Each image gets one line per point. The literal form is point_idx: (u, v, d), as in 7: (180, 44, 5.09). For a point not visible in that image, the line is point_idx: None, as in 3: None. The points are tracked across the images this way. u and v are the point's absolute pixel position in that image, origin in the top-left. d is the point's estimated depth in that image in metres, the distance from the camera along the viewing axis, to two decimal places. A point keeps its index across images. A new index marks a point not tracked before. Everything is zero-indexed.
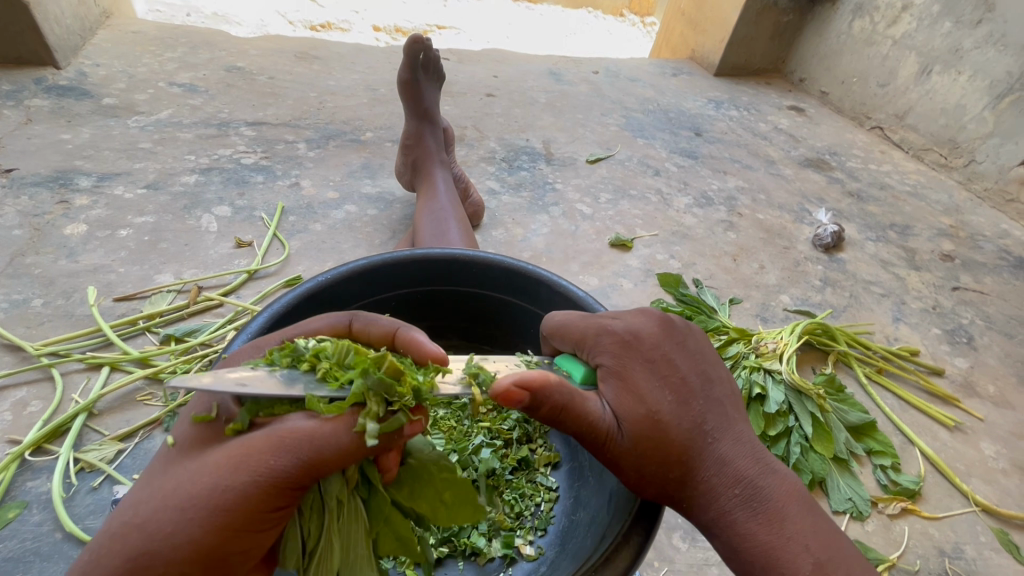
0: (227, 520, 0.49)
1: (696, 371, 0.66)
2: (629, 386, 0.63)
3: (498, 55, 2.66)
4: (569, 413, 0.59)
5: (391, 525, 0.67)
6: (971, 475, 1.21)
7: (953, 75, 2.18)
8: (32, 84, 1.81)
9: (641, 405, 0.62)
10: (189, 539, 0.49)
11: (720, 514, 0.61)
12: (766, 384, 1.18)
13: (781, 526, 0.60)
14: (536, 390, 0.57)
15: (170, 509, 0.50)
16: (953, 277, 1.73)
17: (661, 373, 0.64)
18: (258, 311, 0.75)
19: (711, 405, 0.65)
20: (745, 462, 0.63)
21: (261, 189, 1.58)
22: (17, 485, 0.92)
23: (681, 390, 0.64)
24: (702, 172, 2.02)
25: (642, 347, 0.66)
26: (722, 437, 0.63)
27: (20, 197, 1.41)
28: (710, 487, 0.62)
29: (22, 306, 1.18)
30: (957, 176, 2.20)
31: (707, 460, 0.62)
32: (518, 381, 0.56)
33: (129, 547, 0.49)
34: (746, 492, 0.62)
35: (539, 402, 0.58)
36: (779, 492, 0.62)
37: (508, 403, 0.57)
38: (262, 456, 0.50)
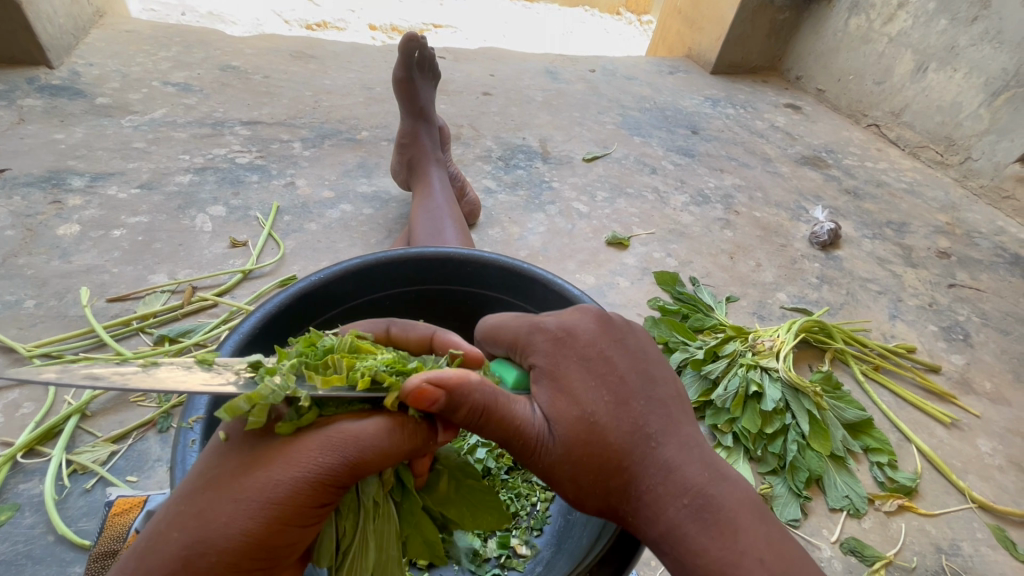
0: (284, 514, 0.49)
1: (635, 371, 0.65)
2: (563, 387, 0.63)
3: (495, 53, 2.65)
4: (490, 415, 0.56)
5: (420, 529, 0.69)
6: (968, 472, 1.21)
7: (949, 73, 2.18)
8: (24, 83, 1.80)
9: (574, 406, 0.61)
10: (242, 535, 0.47)
11: (667, 527, 0.58)
12: (763, 382, 1.18)
13: (734, 538, 0.56)
14: (452, 389, 0.53)
15: (217, 503, 0.48)
16: (950, 274, 1.73)
17: (596, 374, 0.64)
18: (251, 311, 0.75)
19: (653, 407, 0.64)
20: (692, 468, 0.61)
21: (257, 188, 1.57)
22: (9, 488, 0.92)
23: (619, 391, 0.63)
24: (699, 170, 2.02)
25: (578, 346, 0.65)
26: (666, 441, 0.62)
27: (12, 198, 1.40)
28: (655, 496, 0.59)
29: (14, 308, 1.17)
30: (953, 173, 2.20)
31: (648, 464, 0.60)
32: (431, 378, 0.53)
33: (177, 542, 0.47)
34: (696, 501, 0.58)
35: (457, 403, 0.54)
36: (732, 501, 0.59)
37: (420, 405, 0.53)
38: (316, 452, 0.50)
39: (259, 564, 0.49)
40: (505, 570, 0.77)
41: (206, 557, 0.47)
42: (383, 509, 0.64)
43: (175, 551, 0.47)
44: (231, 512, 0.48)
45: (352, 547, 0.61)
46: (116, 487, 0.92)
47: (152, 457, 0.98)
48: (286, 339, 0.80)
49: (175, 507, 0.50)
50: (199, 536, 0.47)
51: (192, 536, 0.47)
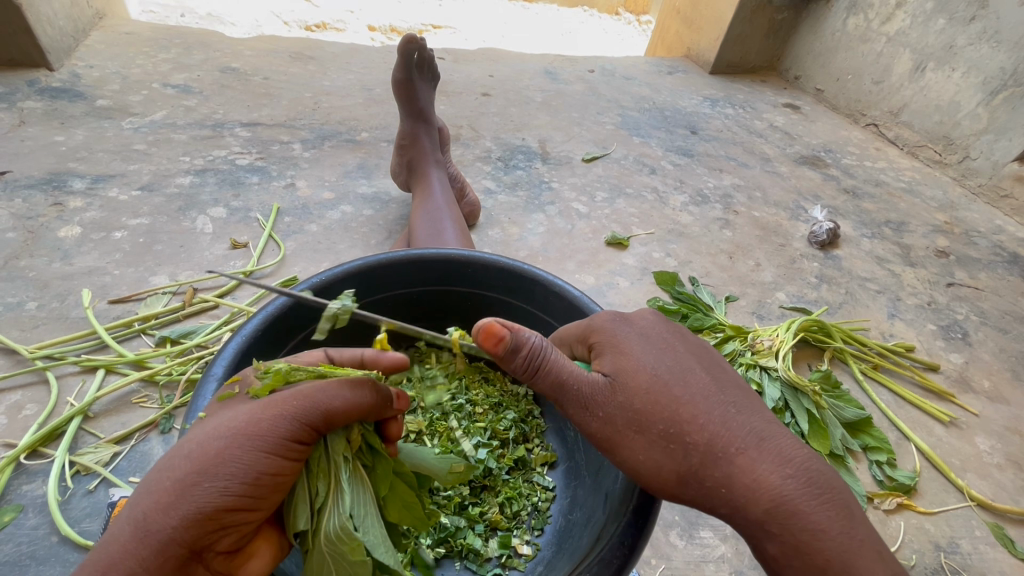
0: (272, 448, 0.53)
1: (698, 350, 0.68)
2: (627, 354, 0.65)
3: (494, 54, 2.66)
4: (549, 364, 0.62)
5: (399, 490, 0.68)
6: (966, 470, 1.21)
7: (947, 72, 2.19)
8: (24, 85, 1.80)
9: (642, 373, 0.63)
10: (234, 463, 0.51)
11: (770, 499, 0.55)
12: (762, 380, 1.20)
13: (841, 514, 0.55)
14: (513, 333, 0.61)
15: (206, 442, 0.52)
16: (948, 273, 1.73)
17: (659, 349, 0.66)
18: (253, 313, 0.75)
19: (723, 381, 0.64)
20: (784, 441, 0.59)
21: (257, 189, 1.57)
22: (13, 489, 0.92)
23: (683, 360, 0.65)
24: (698, 170, 2.02)
25: (638, 326, 0.69)
26: (749, 414, 0.61)
27: (13, 200, 1.40)
28: (747, 462, 0.57)
29: (16, 310, 1.18)
30: (951, 173, 2.21)
31: (733, 429, 0.59)
32: (497, 321, 0.61)
33: (169, 479, 0.50)
34: (797, 472, 0.56)
35: (516, 345, 0.61)
36: (831, 480, 0.57)
37: (487, 342, 0.60)
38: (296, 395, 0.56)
39: (251, 498, 0.52)
40: (506, 569, 0.78)
41: (200, 484, 0.49)
42: (354, 473, 0.64)
43: (170, 486, 0.49)
44: (221, 446, 0.51)
45: (327, 505, 0.61)
46: (119, 488, 0.92)
47: (154, 457, 0.98)
48: (290, 341, 0.80)
49: (166, 458, 0.52)
50: (189, 470, 0.50)
51: (184, 472, 0.50)
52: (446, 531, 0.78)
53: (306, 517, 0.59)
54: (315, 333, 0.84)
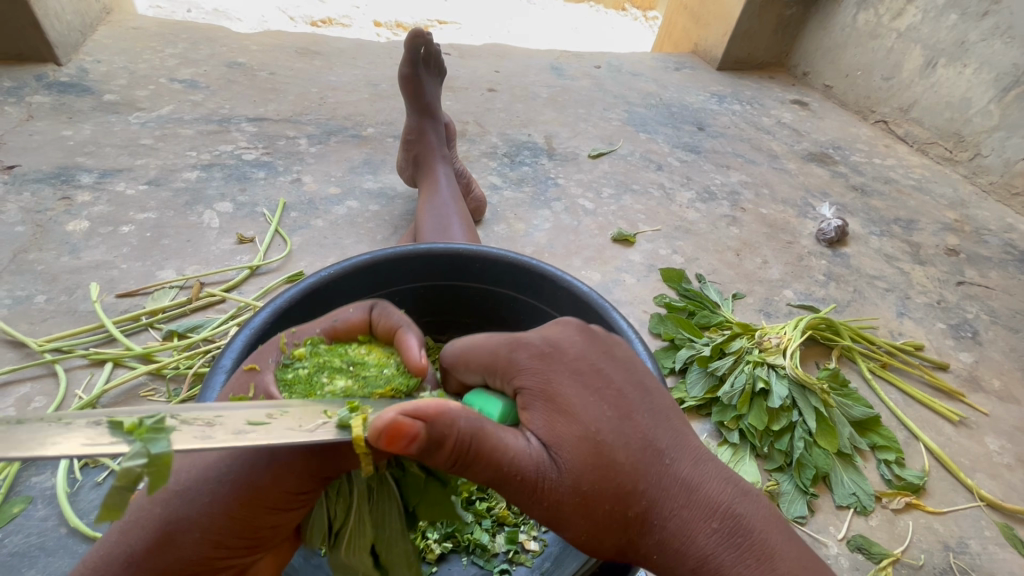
0: (262, 506, 0.56)
1: (632, 381, 0.60)
2: (559, 406, 0.55)
3: (500, 50, 2.64)
4: (480, 445, 0.50)
5: (427, 499, 0.66)
6: (976, 470, 1.20)
7: (958, 68, 2.16)
8: (33, 80, 1.81)
9: (576, 427, 0.54)
10: (221, 518, 0.55)
11: (697, 557, 0.56)
12: (770, 378, 1.18)
13: (766, 560, 0.55)
14: (431, 419, 0.48)
15: (195, 491, 0.55)
16: (958, 272, 1.71)
17: (591, 388, 0.57)
18: (261, 306, 0.75)
19: (661, 424, 0.58)
20: (712, 485, 0.58)
21: (263, 184, 1.58)
22: (22, 481, 0.93)
23: (621, 406, 0.57)
24: (705, 167, 2.01)
25: (565, 359, 0.58)
26: (682, 459, 0.57)
27: (23, 194, 1.41)
28: (682, 524, 0.56)
29: (25, 303, 1.18)
30: (962, 170, 2.18)
31: (671, 490, 0.56)
32: (404, 412, 0.47)
33: (168, 514, 0.56)
34: (725, 524, 0.56)
35: (437, 439, 0.48)
36: (758, 517, 0.58)
37: (394, 445, 0.47)
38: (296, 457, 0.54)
39: (245, 540, 0.58)
40: (513, 564, 0.77)
41: (194, 532, 0.55)
42: (378, 492, 0.66)
43: (167, 520, 0.56)
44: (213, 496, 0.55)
45: (343, 526, 0.66)
46: None
47: None
48: None
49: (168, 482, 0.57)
50: (187, 514, 0.55)
51: (183, 512, 0.56)
52: (454, 526, 0.79)
53: (321, 538, 0.67)
54: None
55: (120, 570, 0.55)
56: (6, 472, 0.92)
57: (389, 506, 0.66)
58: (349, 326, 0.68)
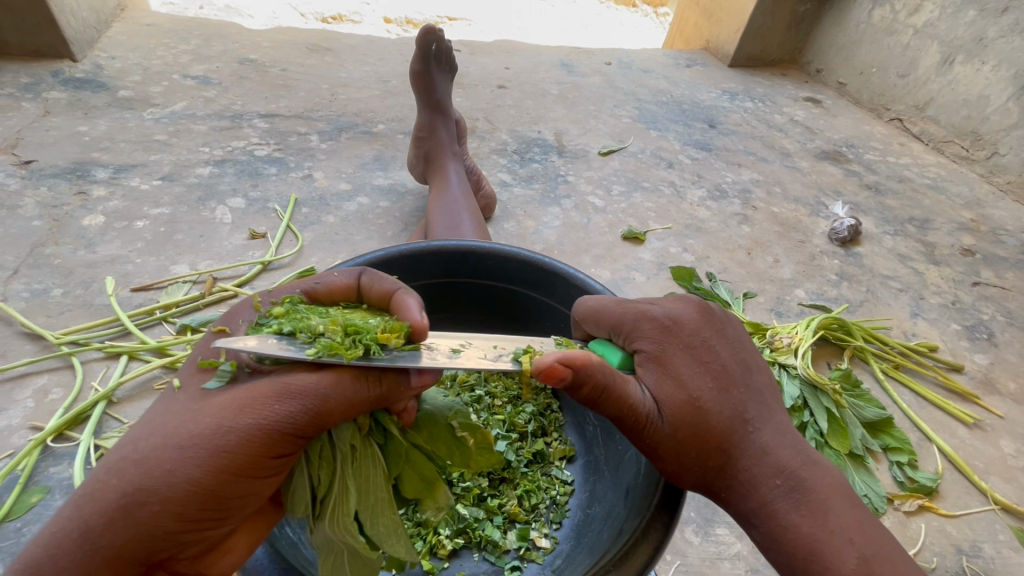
0: (228, 465, 0.49)
1: (735, 360, 0.68)
2: (670, 371, 0.65)
3: (511, 46, 2.64)
4: (609, 393, 0.61)
5: (414, 465, 0.70)
6: (990, 473, 1.19)
7: (976, 65, 2.12)
8: (49, 76, 1.83)
9: (681, 390, 0.64)
10: (189, 485, 0.48)
11: (757, 503, 0.63)
12: (780, 378, 1.19)
13: (823, 516, 0.62)
14: (579, 368, 0.59)
15: (160, 450, 0.49)
16: (974, 272, 1.69)
17: (700, 360, 0.66)
18: None
19: (751, 395, 0.67)
20: (785, 452, 0.65)
21: (275, 180, 1.59)
22: (39, 471, 0.94)
23: (722, 378, 0.66)
24: (716, 165, 1.99)
25: (681, 333, 0.68)
26: (763, 427, 0.65)
27: (39, 188, 1.43)
28: (751, 476, 0.64)
29: (42, 296, 1.20)
30: (979, 169, 2.15)
31: (747, 448, 0.64)
32: (561, 358, 0.58)
33: (117, 489, 0.48)
34: (789, 482, 0.63)
35: (580, 380, 0.59)
36: (821, 484, 0.64)
37: (549, 379, 0.58)
38: (266, 401, 0.51)
39: (211, 514, 0.50)
40: (525, 561, 0.78)
41: (148, 503, 0.47)
42: (362, 453, 0.65)
43: (115, 500, 0.48)
44: (174, 458, 0.48)
45: (329, 492, 0.62)
46: None
47: None
48: None
49: (116, 454, 0.50)
50: (146, 478, 0.48)
51: (136, 484, 0.48)
52: (464, 522, 0.79)
53: (303, 506, 0.60)
54: None
55: (70, 548, 0.47)
56: (24, 462, 0.93)
57: (375, 469, 0.66)
58: (336, 291, 0.65)
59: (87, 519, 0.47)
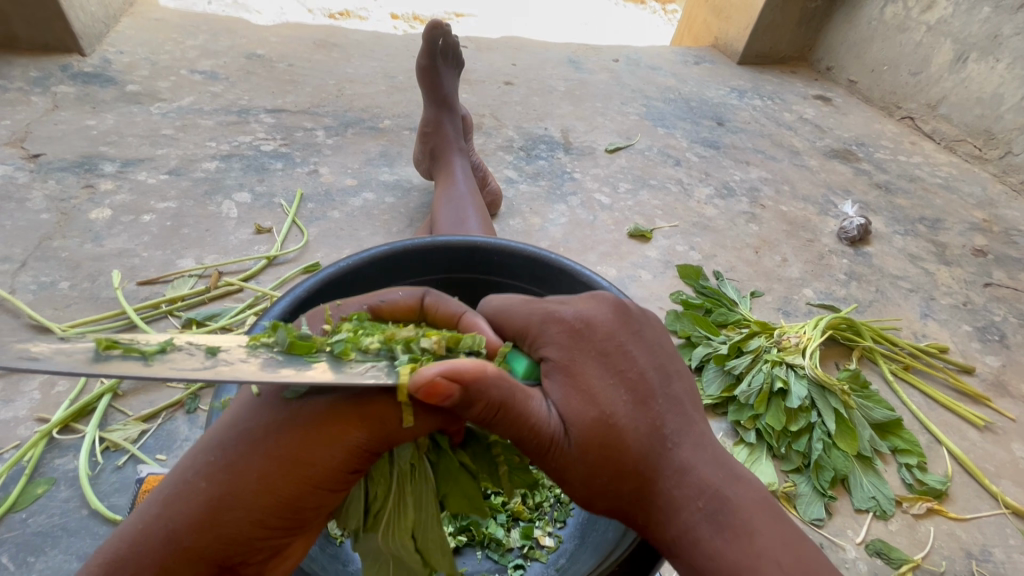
0: (310, 479, 0.54)
1: (654, 366, 0.63)
2: (579, 384, 0.60)
3: (518, 43, 2.62)
4: (507, 410, 0.54)
5: (460, 484, 0.69)
6: (1001, 476, 1.17)
7: (990, 63, 2.09)
8: (58, 70, 1.84)
9: (591, 406, 0.59)
10: (269, 497, 0.53)
11: (676, 532, 0.59)
12: (788, 378, 1.16)
13: (749, 541, 0.57)
14: (468, 383, 0.52)
15: (243, 462, 0.54)
16: (986, 273, 1.67)
17: (613, 369, 0.61)
18: (280, 296, 0.76)
19: (669, 408, 0.62)
20: (707, 468, 0.61)
21: (281, 175, 1.59)
22: (45, 463, 0.95)
23: (638, 389, 0.60)
24: (724, 163, 1.98)
25: (594, 338, 0.62)
26: (682, 442, 0.61)
27: (48, 182, 1.44)
28: (670, 499, 0.59)
29: (50, 289, 1.21)
30: (991, 168, 2.12)
31: (665, 468, 0.60)
32: (444, 372, 0.51)
33: (207, 494, 0.54)
34: (711, 505, 0.59)
35: (471, 398, 0.53)
36: (748, 502, 0.60)
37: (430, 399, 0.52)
38: (342, 426, 0.54)
39: (285, 523, 0.55)
40: (529, 559, 0.77)
41: (235, 508, 0.53)
42: (417, 470, 0.66)
43: (204, 505, 0.53)
44: (257, 467, 0.53)
45: (382, 508, 0.65)
46: (147, 465, 0.94)
47: (179, 436, 1.00)
48: None
49: (208, 457, 0.56)
50: (231, 489, 0.53)
51: (224, 489, 0.54)
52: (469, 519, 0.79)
53: (357, 518, 0.65)
54: None
55: (162, 544, 0.53)
56: (30, 453, 0.94)
57: (427, 487, 0.67)
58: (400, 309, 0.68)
59: (180, 516, 0.54)
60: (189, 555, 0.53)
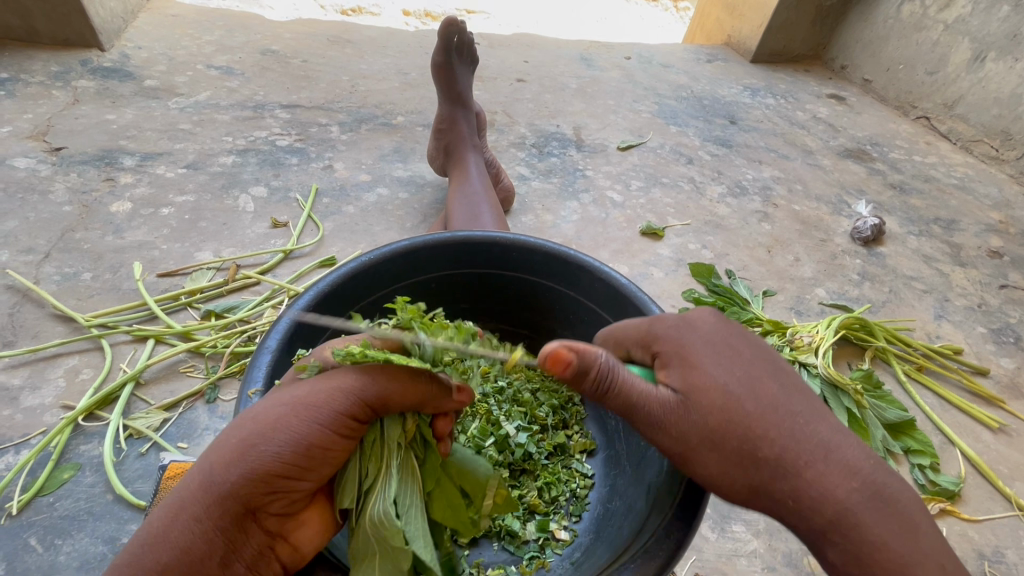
0: (324, 421, 0.56)
1: (765, 353, 0.64)
2: (697, 367, 0.61)
3: (530, 40, 2.62)
4: (617, 382, 0.59)
5: (443, 483, 0.71)
6: (1015, 478, 1.17)
7: (1009, 63, 2.07)
8: (78, 65, 1.87)
9: (714, 384, 0.59)
10: (287, 431, 0.54)
11: (838, 513, 0.54)
12: (801, 377, 1.19)
13: (911, 531, 0.54)
14: (580, 353, 0.58)
15: (265, 408, 0.56)
16: (1001, 275, 1.65)
17: (726, 353, 0.62)
18: (305, 288, 0.78)
19: (792, 390, 0.60)
20: (855, 454, 0.57)
21: (296, 170, 1.60)
22: (71, 448, 0.97)
23: (756, 370, 0.61)
24: (737, 161, 1.97)
25: (702, 329, 0.64)
26: (819, 423, 0.58)
27: (69, 174, 1.47)
28: (822, 482, 0.55)
29: (72, 280, 1.23)
30: (1008, 170, 2.11)
31: (810, 446, 0.56)
32: (562, 343, 0.57)
33: (236, 439, 0.55)
34: (867, 488, 0.55)
35: (583, 368, 0.58)
36: (901, 492, 0.56)
37: (553, 367, 0.57)
38: (353, 372, 0.59)
39: (304, 465, 0.56)
40: (544, 551, 0.79)
41: (260, 446, 0.53)
42: (404, 457, 0.67)
43: (232, 446, 0.55)
44: (282, 416, 0.54)
45: (374, 489, 0.64)
46: (169, 452, 0.97)
47: (200, 425, 1.02)
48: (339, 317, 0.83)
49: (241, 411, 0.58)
50: (254, 429, 0.55)
51: (249, 432, 0.55)
52: None
53: (351, 496, 0.63)
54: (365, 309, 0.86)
55: (196, 488, 0.54)
56: (57, 439, 0.96)
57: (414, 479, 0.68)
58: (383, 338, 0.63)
59: (211, 461, 0.55)
60: (217, 501, 0.53)
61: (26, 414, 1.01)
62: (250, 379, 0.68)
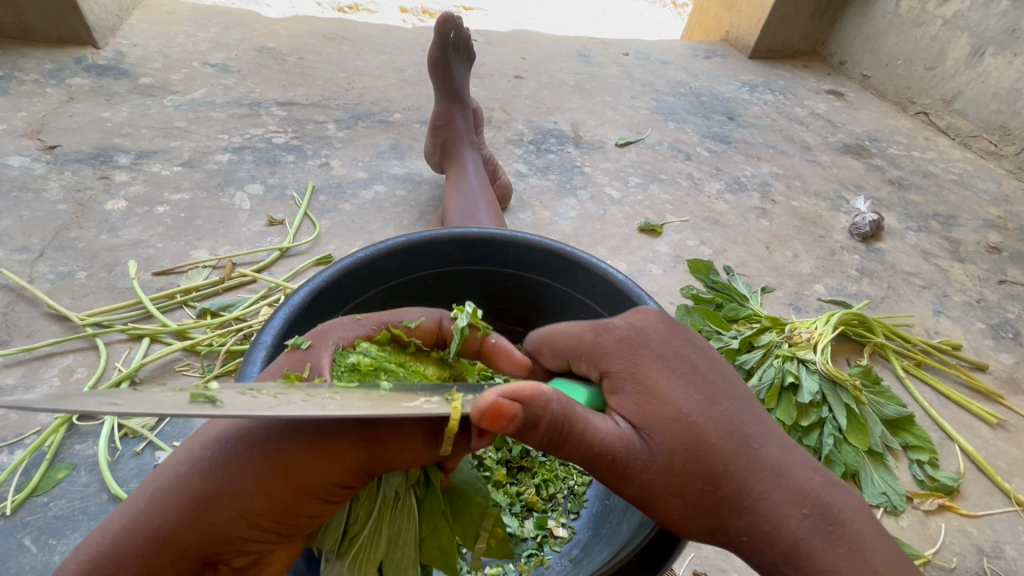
0: (303, 488, 0.53)
1: (714, 367, 0.61)
2: (647, 389, 0.57)
3: (527, 36, 2.61)
4: (570, 427, 0.52)
5: (438, 533, 0.70)
6: (1014, 474, 1.16)
7: (1007, 58, 2.06)
8: (72, 63, 1.85)
9: (668, 408, 0.56)
10: (260, 497, 0.52)
11: (789, 543, 0.55)
12: (799, 373, 1.17)
13: (859, 553, 0.54)
14: (528, 402, 0.50)
15: (236, 461, 0.53)
16: (1000, 270, 1.65)
17: (676, 370, 0.59)
18: (300, 283, 0.77)
19: (740, 409, 0.59)
20: (804, 474, 0.58)
21: (292, 168, 1.60)
22: (66, 448, 0.96)
23: (706, 389, 0.59)
24: (735, 157, 1.96)
25: (651, 343, 0.61)
26: (769, 444, 0.58)
27: (64, 172, 1.46)
28: (773, 510, 0.55)
29: (67, 278, 1.22)
30: (1007, 165, 2.10)
31: (762, 473, 0.56)
32: (506, 393, 0.49)
33: (193, 496, 0.53)
34: (817, 510, 0.56)
35: (534, 419, 0.50)
36: (849, 510, 0.57)
37: (496, 424, 0.48)
38: (350, 442, 0.53)
39: (273, 523, 0.55)
40: (541, 550, 0.78)
41: (221, 510, 0.52)
42: (401, 503, 0.67)
43: (187, 504, 0.53)
44: (254, 480, 0.52)
45: (362, 534, 0.65)
46: (165, 451, 0.96)
47: (196, 424, 1.02)
48: (334, 312, 0.82)
49: (202, 453, 0.54)
50: (220, 485, 0.52)
51: (216, 487, 0.53)
52: None
53: (333, 539, 0.63)
54: (363, 305, 0.86)
55: (148, 540, 0.53)
56: (51, 439, 0.96)
57: (408, 527, 0.68)
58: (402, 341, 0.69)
59: (166, 516, 0.53)
60: (175, 553, 0.53)
61: (20, 413, 1.00)
62: (245, 372, 0.66)
